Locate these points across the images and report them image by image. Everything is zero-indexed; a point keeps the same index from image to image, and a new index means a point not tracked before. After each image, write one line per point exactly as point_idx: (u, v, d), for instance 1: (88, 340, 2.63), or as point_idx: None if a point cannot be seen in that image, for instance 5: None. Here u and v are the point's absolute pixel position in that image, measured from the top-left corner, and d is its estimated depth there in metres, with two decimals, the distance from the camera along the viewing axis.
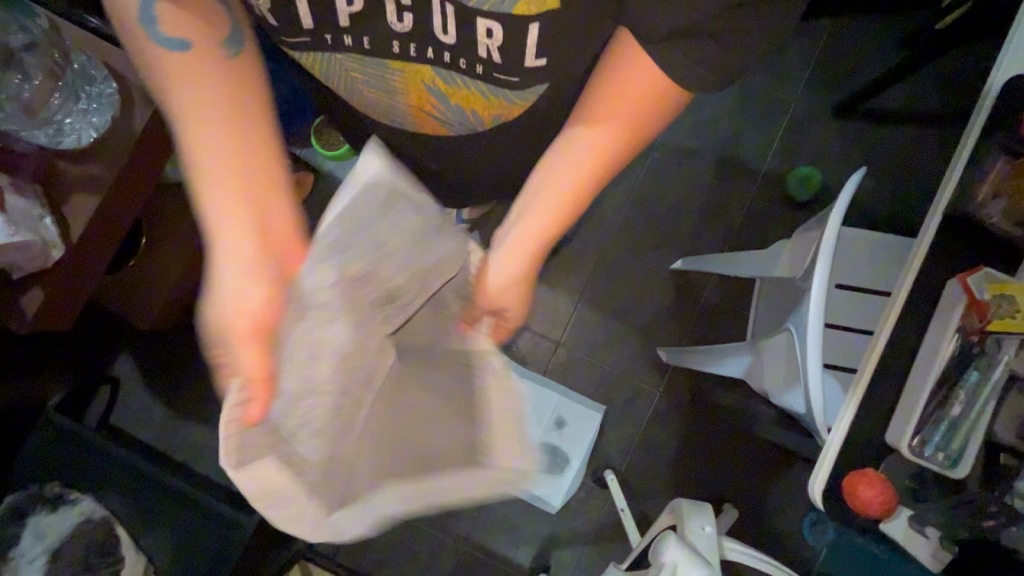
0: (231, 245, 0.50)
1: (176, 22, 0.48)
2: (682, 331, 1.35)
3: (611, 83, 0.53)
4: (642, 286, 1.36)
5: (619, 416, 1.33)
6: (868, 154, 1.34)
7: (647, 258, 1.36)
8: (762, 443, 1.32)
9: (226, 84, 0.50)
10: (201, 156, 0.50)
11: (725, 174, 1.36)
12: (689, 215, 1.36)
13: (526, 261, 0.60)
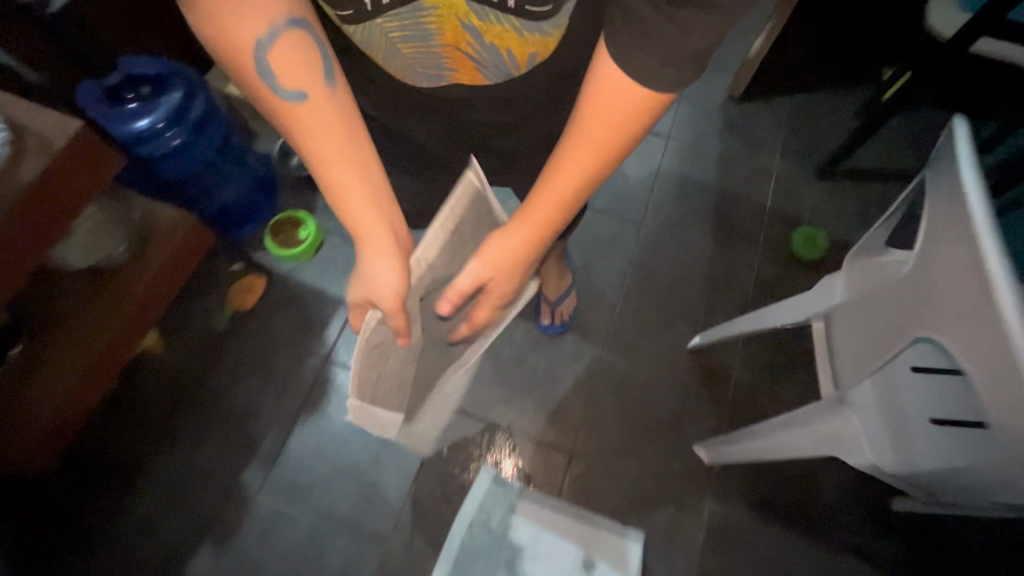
0: (372, 235, 0.60)
1: (290, 72, 0.50)
2: (720, 418, 1.11)
3: (596, 90, 0.49)
4: (662, 369, 1.16)
5: (664, 541, 1.02)
6: (864, 209, 1.29)
7: (658, 335, 1.18)
8: (854, 558, 1.01)
9: (341, 116, 0.55)
10: (336, 180, 0.56)
11: (724, 240, 1.27)
12: (698, 285, 1.23)
13: (527, 238, 0.60)
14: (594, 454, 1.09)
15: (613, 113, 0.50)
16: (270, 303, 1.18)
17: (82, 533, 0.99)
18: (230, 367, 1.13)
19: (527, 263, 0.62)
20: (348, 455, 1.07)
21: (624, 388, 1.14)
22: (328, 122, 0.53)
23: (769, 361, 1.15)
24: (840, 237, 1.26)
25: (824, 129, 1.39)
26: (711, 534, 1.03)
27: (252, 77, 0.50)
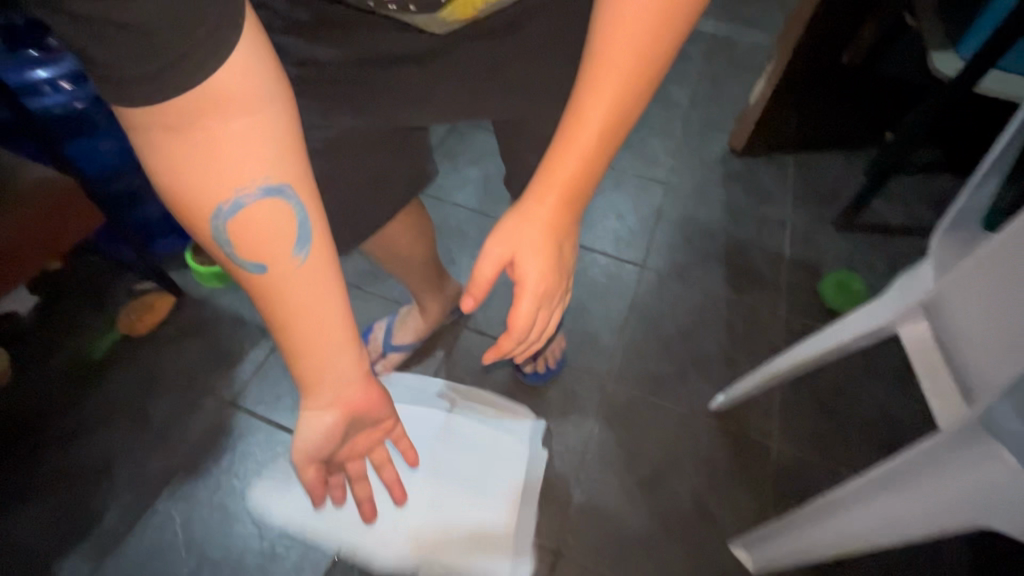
0: (321, 389, 0.45)
1: (253, 232, 0.38)
2: (762, 507, 0.81)
3: (606, 22, 0.42)
4: (678, 435, 0.87)
5: None
6: (893, 264, 1.13)
7: (669, 395, 0.92)
8: None
9: (317, 287, 0.41)
10: (296, 354, 0.43)
11: (741, 288, 1.07)
12: (715, 334, 1.00)
13: (556, 205, 0.46)
14: (589, 556, 0.76)
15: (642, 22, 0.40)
16: (173, 331, 0.92)
17: None
18: (93, 409, 0.83)
19: (562, 237, 0.47)
20: (229, 545, 0.74)
21: (628, 460, 0.84)
22: (284, 303, 0.40)
23: (817, 432, 0.87)
24: (873, 291, 1.08)
25: (835, 185, 1.28)
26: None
27: (214, 242, 0.39)
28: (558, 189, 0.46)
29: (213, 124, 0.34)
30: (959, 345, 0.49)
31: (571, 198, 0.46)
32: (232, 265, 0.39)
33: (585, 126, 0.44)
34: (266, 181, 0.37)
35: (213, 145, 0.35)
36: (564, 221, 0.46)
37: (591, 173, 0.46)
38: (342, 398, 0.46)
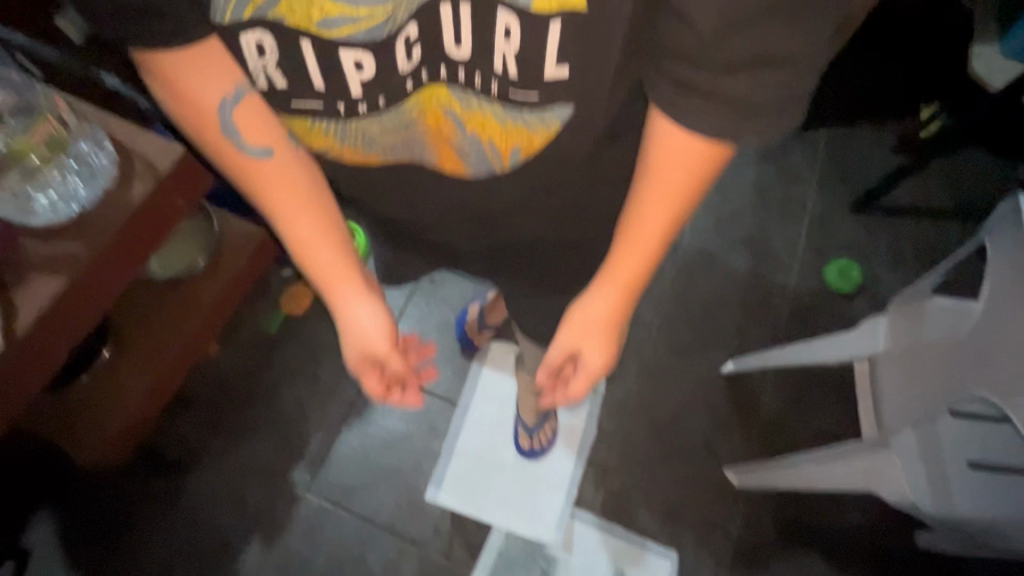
0: (325, 267, 0.58)
1: (254, 132, 0.49)
2: (751, 442, 1.15)
3: (652, 161, 0.46)
4: (696, 391, 1.19)
5: (694, 558, 1.07)
6: (896, 244, 1.34)
7: (691, 361, 1.22)
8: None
9: (305, 173, 0.54)
10: (294, 229, 0.55)
11: (759, 268, 1.31)
12: (732, 310, 1.27)
13: (614, 299, 0.56)
14: (628, 472, 1.13)
15: (677, 173, 0.46)
16: (321, 310, 1.22)
17: (132, 520, 1.05)
18: (282, 370, 1.17)
19: (618, 324, 0.58)
20: (389, 461, 1.12)
21: (656, 409, 1.18)
22: (285, 184, 0.53)
23: (799, 389, 1.19)
24: (871, 271, 1.31)
25: (862, 164, 1.42)
26: (739, 557, 1.07)
27: (217, 139, 0.49)
28: (619, 283, 0.55)
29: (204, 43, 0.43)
30: (882, 402, 0.78)
31: (632, 288, 0.56)
32: (234, 152, 0.50)
33: (643, 231, 0.51)
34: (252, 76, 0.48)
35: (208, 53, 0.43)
36: (620, 310, 0.57)
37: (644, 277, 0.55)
38: (341, 267, 0.59)
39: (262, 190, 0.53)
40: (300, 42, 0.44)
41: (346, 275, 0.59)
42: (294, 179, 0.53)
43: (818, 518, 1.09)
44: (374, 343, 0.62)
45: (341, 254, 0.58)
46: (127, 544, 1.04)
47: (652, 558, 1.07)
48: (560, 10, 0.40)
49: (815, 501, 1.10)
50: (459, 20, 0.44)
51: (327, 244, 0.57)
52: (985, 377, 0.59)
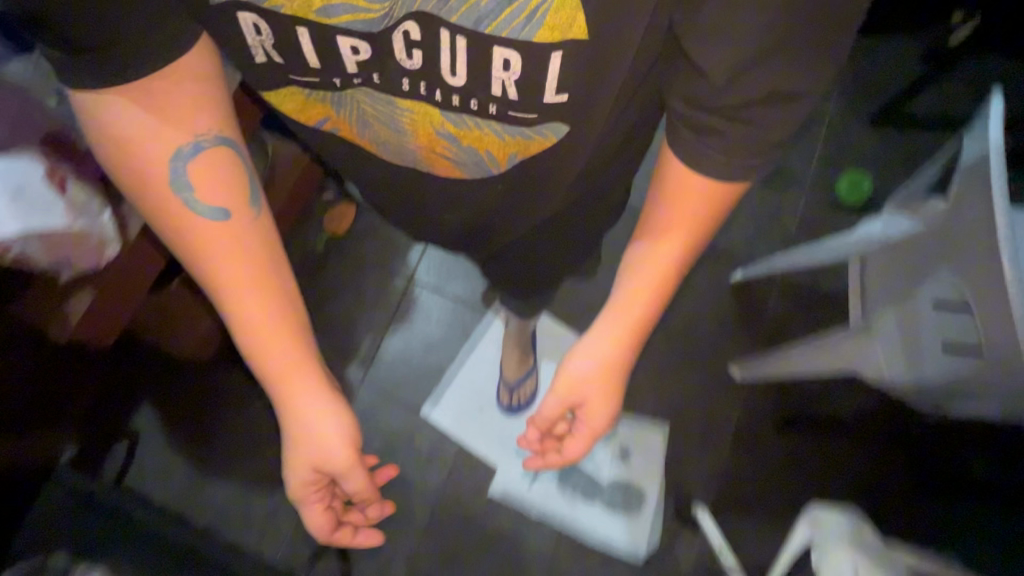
0: (264, 352, 0.55)
1: (208, 192, 0.52)
2: (757, 344, 1.26)
3: (672, 190, 0.54)
4: (707, 299, 1.30)
5: (701, 443, 1.21)
6: (914, 155, 1.36)
7: (696, 280, 1.31)
8: (870, 452, 1.19)
9: (260, 245, 0.54)
10: (234, 301, 0.53)
11: (774, 182, 1.36)
12: (746, 223, 1.34)
13: (620, 347, 0.60)
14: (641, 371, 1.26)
15: (696, 204, 0.53)
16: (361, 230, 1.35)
17: (215, 411, 1.24)
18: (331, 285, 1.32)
19: (622, 379, 0.62)
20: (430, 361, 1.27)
21: (669, 315, 1.29)
22: (233, 247, 0.52)
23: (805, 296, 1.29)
24: (886, 182, 1.34)
25: (886, 75, 1.42)
26: (744, 438, 1.21)
27: (166, 195, 0.51)
28: (625, 333, 0.60)
29: (169, 85, 0.47)
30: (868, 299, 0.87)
31: (633, 340, 0.60)
32: (183, 209, 0.51)
33: (653, 277, 0.58)
34: (214, 128, 0.52)
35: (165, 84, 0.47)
36: (622, 367, 0.61)
37: (646, 322, 0.60)
38: (285, 358, 0.55)
39: (204, 251, 0.52)
40: (295, 29, 0.47)
41: (286, 361, 0.55)
42: (244, 245, 0.53)
43: (818, 403, 1.23)
44: (323, 456, 0.56)
45: (287, 336, 0.55)
46: (215, 429, 1.23)
47: (652, 434, 1.22)
48: (564, 39, 0.44)
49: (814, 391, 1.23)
50: (456, 52, 0.47)
51: (273, 328, 0.54)
52: (956, 260, 0.68)
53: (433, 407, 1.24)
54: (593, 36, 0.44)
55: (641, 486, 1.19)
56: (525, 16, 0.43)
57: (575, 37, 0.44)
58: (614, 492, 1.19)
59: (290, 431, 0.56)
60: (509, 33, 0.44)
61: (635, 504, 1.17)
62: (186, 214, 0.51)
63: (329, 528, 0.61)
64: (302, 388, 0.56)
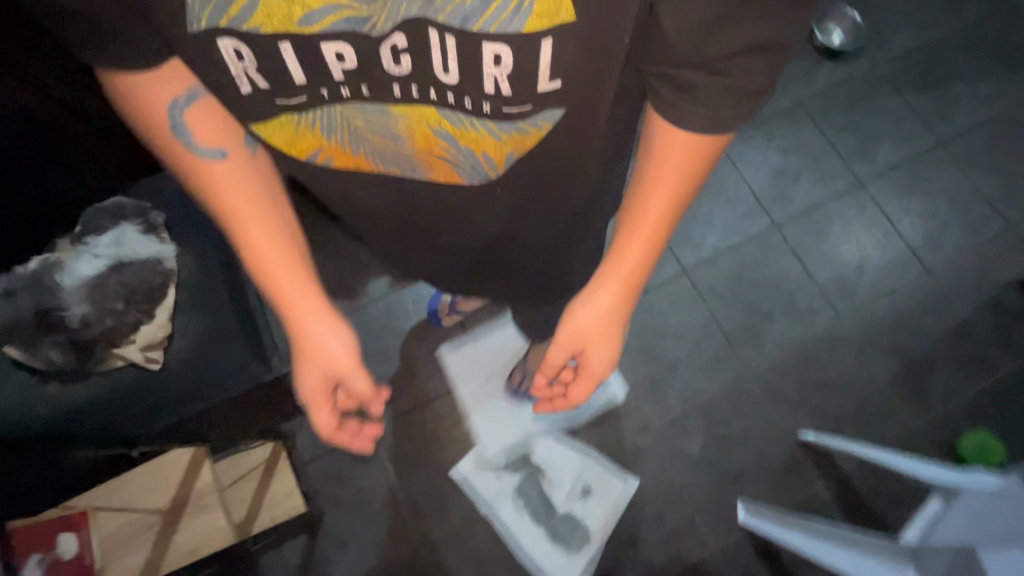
0: (273, 268, 0.65)
1: (207, 133, 0.59)
2: (706, 363, 1.40)
3: (638, 202, 0.59)
4: (666, 321, 1.43)
5: (648, 455, 1.33)
6: (850, 205, 1.55)
7: (659, 307, 1.44)
8: (801, 467, 1.32)
9: (262, 176, 0.64)
10: (247, 232, 0.63)
11: (731, 219, 1.51)
12: (704, 253, 1.48)
13: (614, 295, 0.63)
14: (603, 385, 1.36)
15: (672, 182, 0.57)
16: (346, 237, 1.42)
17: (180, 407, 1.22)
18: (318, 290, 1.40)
19: (621, 319, 0.65)
20: (409, 367, 1.39)
21: (632, 333, 1.41)
22: (234, 178, 0.62)
23: (750, 322, 1.44)
24: (824, 225, 1.53)
25: (831, 131, 1.61)
26: (690, 449, 1.33)
27: (168, 141, 0.59)
28: (613, 297, 0.63)
29: (163, 80, 0.55)
30: None
31: (617, 312, 0.64)
32: (189, 151, 0.59)
33: (624, 261, 0.62)
34: (190, 83, 0.56)
35: (155, 92, 0.55)
36: (617, 312, 0.64)
37: (642, 269, 0.63)
38: (299, 296, 0.67)
39: (213, 187, 0.62)
40: (279, 45, 0.49)
41: (301, 297, 0.67)
42: (248, 170, 0.62)
43: (757, 421, 1.36)
44: (343, 362, 0.68)
45: (298, 269, 0.66)
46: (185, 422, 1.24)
47: (614, 481, 1.31)
48: (550, 26, 0.46)
49: (753, 408, 1.37)
50: (445, 50, 0.50)
51: (274, 234, 0.64)
52: None
53: (449, 349, 1.40)
54: (579, 18, 0.46)
55: (586, 527, 1.27)
56: (512, 9, 0.46)
57: (561, 20, 0.46)
58: (559, 523, 1.27)
59: (306, 351, 0.67)
60: (498, 27, 0.47)
61: (577, 544, 1.25)
62: (191, 154, 0.60)
63: (333, 429, 0.69)
64: (318, 303, 0.68)
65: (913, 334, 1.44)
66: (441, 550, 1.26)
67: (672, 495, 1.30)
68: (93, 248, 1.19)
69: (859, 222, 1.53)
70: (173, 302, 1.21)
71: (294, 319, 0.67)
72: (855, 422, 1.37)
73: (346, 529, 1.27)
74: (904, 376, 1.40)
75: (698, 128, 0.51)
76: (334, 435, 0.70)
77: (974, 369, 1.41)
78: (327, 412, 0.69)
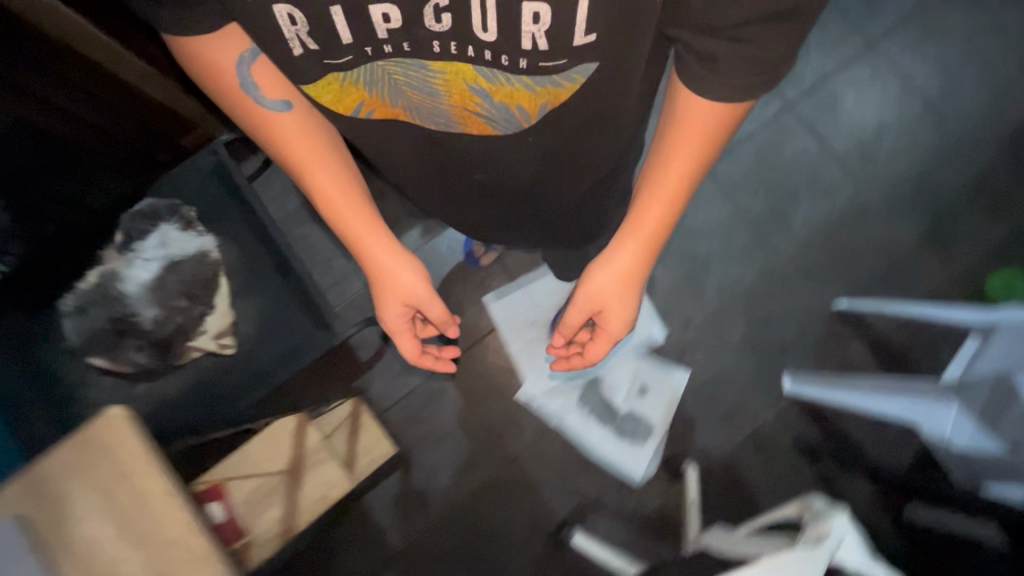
0: (337, 206, 0.78)
1: (270, 87, 0.68)
2: (738, 253, 1.46)
3: (665, 158, 0.65)
4: (695, 220, 1.47)
5: (693, 350, 1.42)
6: (865, 69, 1.52)
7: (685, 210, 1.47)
8: (839, 333, 1.41)
9: (318, 126, 0.74)
10: (314, 176, 0.76)
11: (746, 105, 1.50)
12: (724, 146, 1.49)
13: (634, 253, 0.72)
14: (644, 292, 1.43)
15: (693, 143, 0.62)
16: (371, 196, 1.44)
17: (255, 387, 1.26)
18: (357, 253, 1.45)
19: (638, 276, 0.74)
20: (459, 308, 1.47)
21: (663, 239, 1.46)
22: (298, 131, 0.72)
23: (776, 207, 1.47)
24: (840, 95, 1.51)
25: None
26: (733, 336, 1.42)
27: (238, 94, 0.68)
28: (635, 254, 0.72)
29: (224, 45, 0.63)
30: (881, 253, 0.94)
31: (635, 269, 0.73)
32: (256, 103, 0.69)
33: (644, 220, 0.70)
34: (247, 44, 0.64)
35: (222, 53, 0.63)
36: (635, 271, 0.73)
37: (662, 228, 0.70)
38: (362, 228, 0.80)
39: (281, 134, 0.72)
40: (329, 8, 0.51)
41: (363, 229, 0.80)
42: (307, 122, 0.72)
43: (793, 299, 1.44)
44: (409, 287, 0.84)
45: (357, 206, 0.79)
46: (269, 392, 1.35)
47: (668, 375, 1.41)
48: None
49: (788, 288, 1.44)
50: (485, 9, 0.50)
51: (333, 179, 0.76)
52: None
53: (494, 298, 1.46)
54: None
55: (648, 420, 1.39)
56: None
57: None
58: (624, 422, 1.39)
59: (373, 273, 0.84)
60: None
61: (642, 436, 1.38)
62: (259, 107, 0.69)
63: (417, 353, 0.90)
64: (377, 234, 0.82)
65: (934, 190, 1.47)
66: (521, 463, 1.40)
67: (721, 380, 1.40)
68: (141, 254, 1.25)
69: (876, 85, 1.51)
70: (227, 288, 1.29)
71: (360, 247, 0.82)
72: (885, 284, 1.44)
73: (433, 461, 1.40)
74: (929, 232, 1.45)
75: (742, 63, 0.51)
76: (418, 357, 0.91)
77: (996, 214, 1.46)
78: (410, 336, 0.88)
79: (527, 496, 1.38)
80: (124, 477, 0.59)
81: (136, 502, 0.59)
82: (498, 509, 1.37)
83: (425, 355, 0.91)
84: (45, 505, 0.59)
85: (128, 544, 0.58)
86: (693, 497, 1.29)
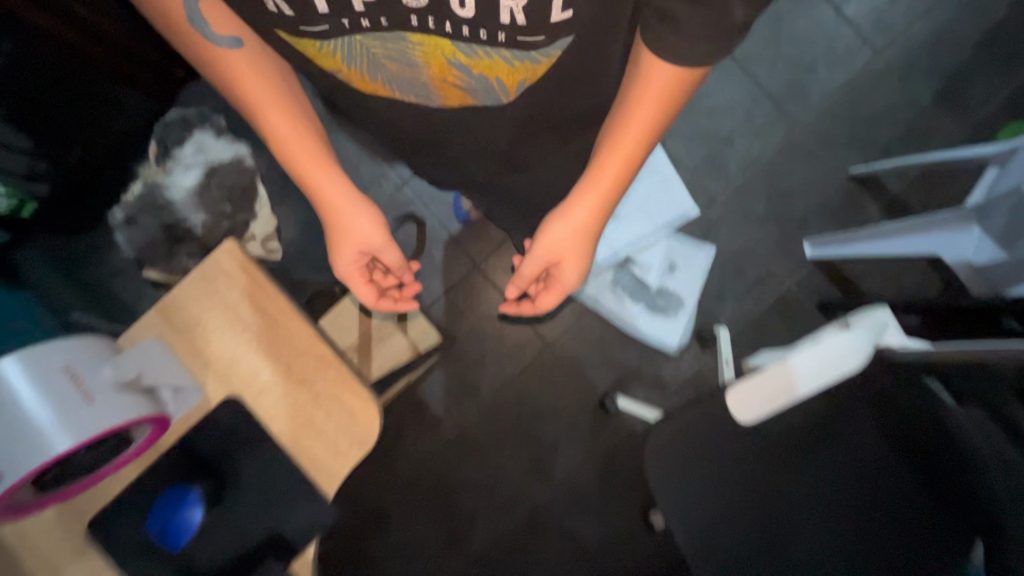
0: (295, 155, 0.72)
1: (222, 21, 0.59)
2: (757, 136, 1.49)
3: (637, 92, 0.59)
4: (715, 107, 1.49)
5: (715, 236, 1.48)
6: None
7: (708, 93, 1.49)
8: (860, 200, 1.47)
9: (269, 67, 0.66)
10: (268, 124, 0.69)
11: None
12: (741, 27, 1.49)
13: (592, 211, 0.71)
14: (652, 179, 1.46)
15: (658, 95, 0.58)
16: None
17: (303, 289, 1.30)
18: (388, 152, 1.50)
19: (593, 229, 0.73)
20: None
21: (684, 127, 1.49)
22: (248, 68, 0.64)
23: (795, 86, 1.49)
24: None
25: None
26: (758, 214, 1.48)
27: (184, 28, 0.58)
28: (594, 204, 0.70)
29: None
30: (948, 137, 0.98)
31: (590, 232, 0.73)
32: (201, 38, 0.60)
33: (603, 174, 0.67)
34: None
35: None
36: (592, 227, 0.73)
37: (620, 184, 0.69)
38: (323, 171, 0.74)
39: (234, 76, 0.64)
40: None
41: (320, 164, 0.73)
42: (257, 65, 0.65)
43: (815, 174, 1.48)
44: (376, 245, 0.79)
45: (318, 151, 0.73)
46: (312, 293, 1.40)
47: (695, 252, 1.48)
48: None
49: (805, 164, 1.48)
50: None
51: (288, 121, 0.69)
52: None
53: None
54: None
55: (679, 294, 1.47)
56: None
57: None
58: (656, 297, 1.47)
59: (325, 215, 0.77)
60: None
61: (674, 309, 1.47)
62: (210, 46, 0.61)
63: (373, 298, 0.83)
64: (334, 172, 0.75)
65: (948, 53, 1.49)
66: (562, 346, 1.48)
67: (746, 253, 1.47)
68: (181, 161, 1.29)
69: None
70: (266, 196, 1.29)
71: (314, 192, 0.75)
72: (900, 146, 1.49)
73: (479, 351, 1.49)
74: (943, 95, 1.48)
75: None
76: (377, 304, 0.84)
77: (1010, 69, 1.48)
78: (362, 282, 0.82)
79: (569, 373, 1.48)
80: (258, 288, 0.71)
81: (268, 320, 0.70)
82: (544, 386, 1.48)
83: (383, 299, 0.84)
84: (185, 332, 0.70)
85: (267, 357, 0.70)
86: (726, 356, 1.39)
